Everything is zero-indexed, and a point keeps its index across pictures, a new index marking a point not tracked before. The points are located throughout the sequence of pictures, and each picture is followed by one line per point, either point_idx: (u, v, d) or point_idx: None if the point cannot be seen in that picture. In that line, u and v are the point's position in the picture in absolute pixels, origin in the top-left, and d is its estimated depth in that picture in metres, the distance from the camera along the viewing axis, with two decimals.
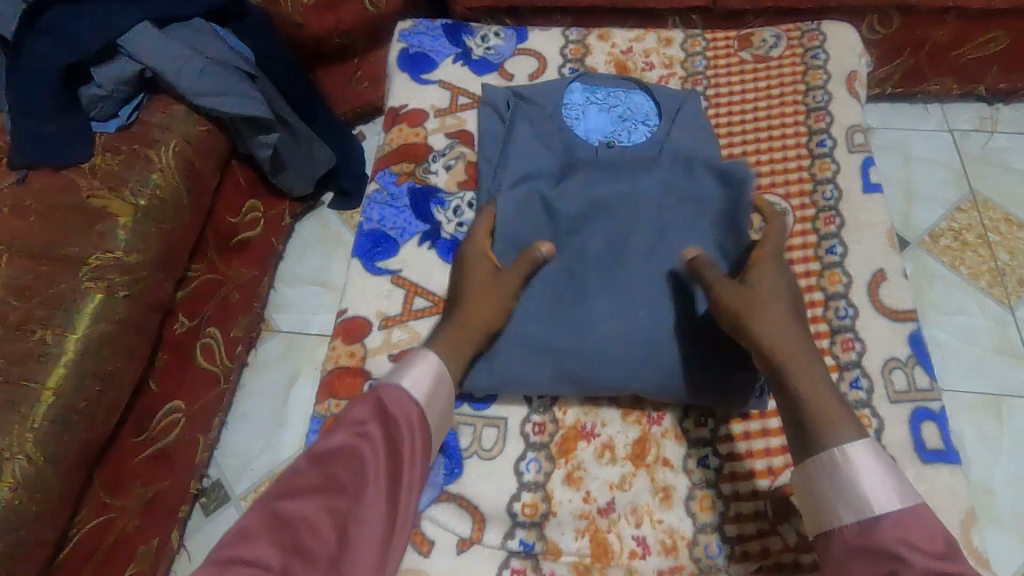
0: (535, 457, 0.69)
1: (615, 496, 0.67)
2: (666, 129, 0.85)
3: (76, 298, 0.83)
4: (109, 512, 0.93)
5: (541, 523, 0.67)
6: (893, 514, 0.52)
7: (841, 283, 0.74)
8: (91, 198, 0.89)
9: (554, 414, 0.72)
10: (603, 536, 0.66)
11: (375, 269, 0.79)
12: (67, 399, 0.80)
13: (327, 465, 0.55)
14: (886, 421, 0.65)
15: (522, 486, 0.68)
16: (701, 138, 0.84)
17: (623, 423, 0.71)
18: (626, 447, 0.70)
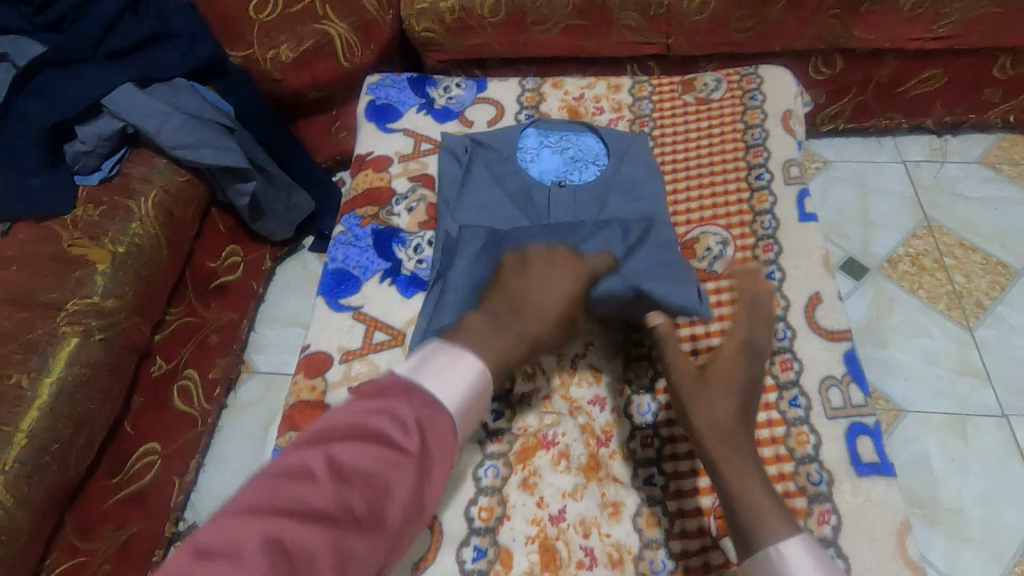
0: (494, 464, 0.73)
1: (567, 504, 0.70)
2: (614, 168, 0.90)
3: (52, 343, 0.87)
4: (78, 556, 0.93)
5: (495, 528, 0.69)
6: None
7: (780, 306, 0.78)
8: (72, 247, 0.94)
9: (515, 428, 0.75)
10: (553, 542, 0.68)
11: (338, 306, 0.84)
12: (40, 441, 0.82)
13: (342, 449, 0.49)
14: (824, 437, 0.68)
15: (480, 491, 0.71)
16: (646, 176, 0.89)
17: (580, 434, 0.74)
18: (581, 458, 0.72)
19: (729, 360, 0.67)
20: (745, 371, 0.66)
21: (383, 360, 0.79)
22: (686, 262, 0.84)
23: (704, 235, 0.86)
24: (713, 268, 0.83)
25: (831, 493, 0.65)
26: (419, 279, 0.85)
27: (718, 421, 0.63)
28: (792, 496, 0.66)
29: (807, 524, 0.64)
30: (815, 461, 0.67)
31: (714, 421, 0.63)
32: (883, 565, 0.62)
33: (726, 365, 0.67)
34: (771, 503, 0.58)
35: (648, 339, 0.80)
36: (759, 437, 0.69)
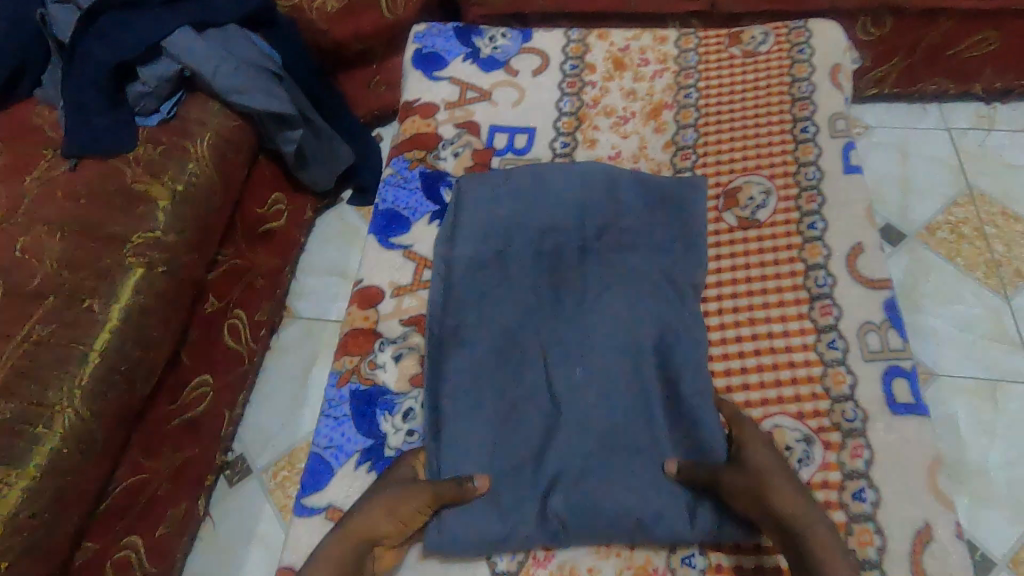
0: None
1: None
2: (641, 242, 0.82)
3: (121, 271, 0.92)
4: (142, 473, 1.00)
5: None
6: None
7: (821, 255, 0.79)
8: (135, 183, 0.99)
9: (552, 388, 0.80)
10: None
11: (389, 245, 0.88)
12: (111, 360, 0.88)
13: None
14: (862, 378, 0.71)
15: None
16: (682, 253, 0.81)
17: None
18: None
19: (758, 446, 0.66)
20: (776, 456, 0.66)
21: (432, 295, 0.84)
22: (729, 210, 0.85)
23: (748, 184, 0.87)
24: (756, 216, 0.84)
25: (864, 429, 0.69)
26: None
27: (767, 482, 0.62)
28: (826, 430, 0.69)
29: (840, 457, 0.68)
30: (851, 399, 0.70)
31: (783, 498, 0.61)
32: (913, 495, 0.65)
33: (758, 451, 0.66)
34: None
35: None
36: (796, 375, 0.73)
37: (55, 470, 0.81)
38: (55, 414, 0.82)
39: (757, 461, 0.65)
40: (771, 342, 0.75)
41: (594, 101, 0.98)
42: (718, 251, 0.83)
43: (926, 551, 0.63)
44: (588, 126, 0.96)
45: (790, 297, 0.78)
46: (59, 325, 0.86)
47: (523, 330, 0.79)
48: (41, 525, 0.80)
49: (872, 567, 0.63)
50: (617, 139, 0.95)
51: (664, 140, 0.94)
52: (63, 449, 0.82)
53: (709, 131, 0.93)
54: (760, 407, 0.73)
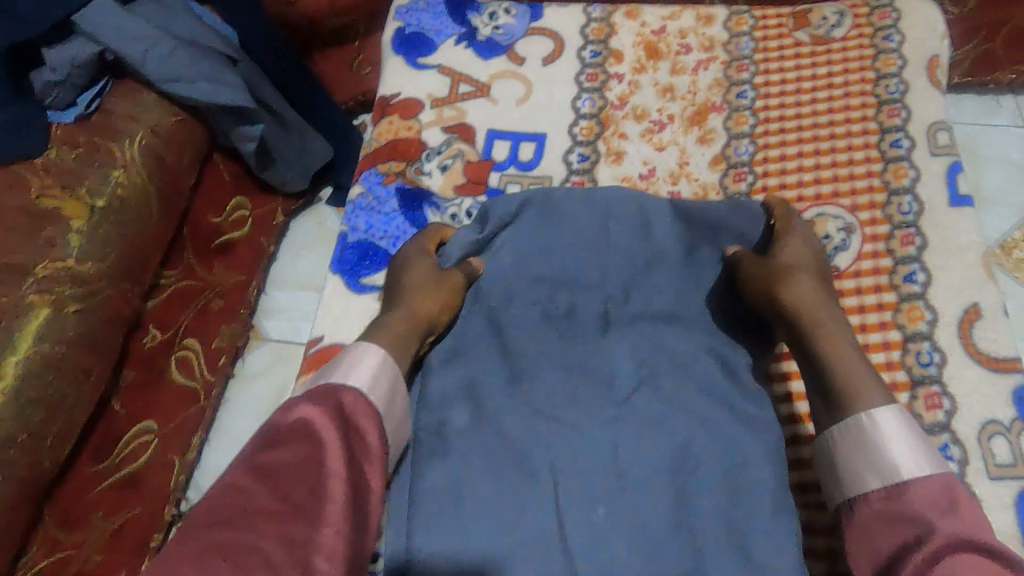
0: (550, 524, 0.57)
1: None
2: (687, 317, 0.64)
3: (17, 314, 0.73)
4: (62, 549, 0.85)
5: None
6: (923, 482, 0.45)
7: (923, 321, 0.60)
8: (41, 198, 0.78)
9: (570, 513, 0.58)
10: None
11: (359, 287, 0.69)
12: (6, 433, 0.70)
13: (274, 481, 0.45)
14: (985, 503, 0.53)
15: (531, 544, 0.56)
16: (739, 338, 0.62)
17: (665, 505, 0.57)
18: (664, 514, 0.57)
19: (795, 241, 0.62)
20: (814, 251, 0.62)
21: None
22: None
23: (822, 217, 0.67)
24: (834, 262, 0.64)
25: None
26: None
27: (792, 283, 0.58)
28: None
29: None
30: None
31: (805, 296, 0.57)
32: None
33: (793, 246, 0.62)
34: (866, 371, 0.51)
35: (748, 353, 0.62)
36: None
37: None
38: None
39: (788, 256, 0.60)
40: None
41: (621, 100, 0.77)
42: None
43: None
44: (614, 133, 0.76)
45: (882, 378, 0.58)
46: None
47: (530, 441, 0.57)
48: None
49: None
50: (650, 152, 0.74)
51: (711, 153, 0.73)
52: None
53: (768, 143, 0.72)
54: None
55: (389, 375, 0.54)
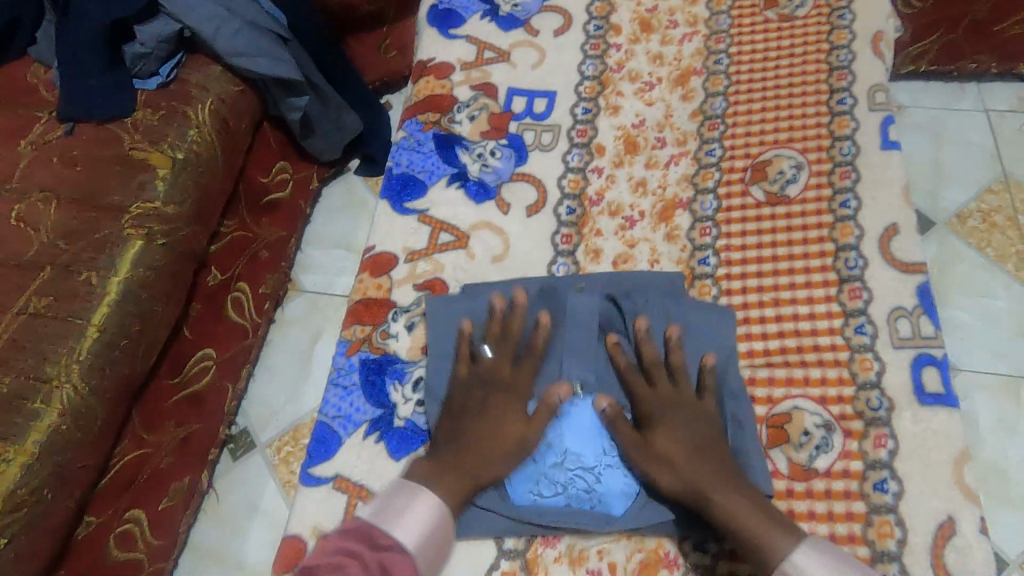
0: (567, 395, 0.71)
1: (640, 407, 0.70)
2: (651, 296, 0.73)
3: (119, 243, 0.89)
4: (143, 448, 1.00)
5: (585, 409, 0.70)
6: None
7: (853, 235, 0.75)
8: (133, 150, 0.95)
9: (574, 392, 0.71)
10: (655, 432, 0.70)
11: (403, 210, 0.85)
12: (111, 335, 0.85)
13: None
14: (889, 366, 0.67)
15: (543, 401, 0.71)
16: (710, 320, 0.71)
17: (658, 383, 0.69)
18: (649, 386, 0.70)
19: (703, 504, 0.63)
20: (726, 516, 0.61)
21: (448, 260, 0.81)
22: (756, 184, 0.80)
23: (777, 157, 0.81)
24: (785, 191, 0.79)
25: (890, 419, 0.65)
26: (485, 185, 0.85)
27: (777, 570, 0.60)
28: (848, 418, 0.66)
29: (862, 445, 0.65)
30: (877, 387, 0.67)
31: None
32: (938, 488, 0.62)
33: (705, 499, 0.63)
34: None
35: (712, 259, 0.77)
36: (822, 359, 0.69)
37: (49, 447, 0.79)
38: (52, 390, 0.80)
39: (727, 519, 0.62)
40: (796, 325, 0.72)
41: (618, 65, 0.92)
42: (743, 226, 0.78)
43: (949, 546, 0.60)
44: (612, 92, 0.90)
45: (818, 278, 0.73)
46: (57, 299, 0.85)
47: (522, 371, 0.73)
48: (41, 502, 0.79)
49: (891, 560, 0.60)
50: (642, 106, 0.88)
51: (691, 108, 0.87)
52: (61, 426, 0.80)
53: (739, 100, 0.87)
54: (784, 386, 0.69)
55: (421, 521, 0.62)
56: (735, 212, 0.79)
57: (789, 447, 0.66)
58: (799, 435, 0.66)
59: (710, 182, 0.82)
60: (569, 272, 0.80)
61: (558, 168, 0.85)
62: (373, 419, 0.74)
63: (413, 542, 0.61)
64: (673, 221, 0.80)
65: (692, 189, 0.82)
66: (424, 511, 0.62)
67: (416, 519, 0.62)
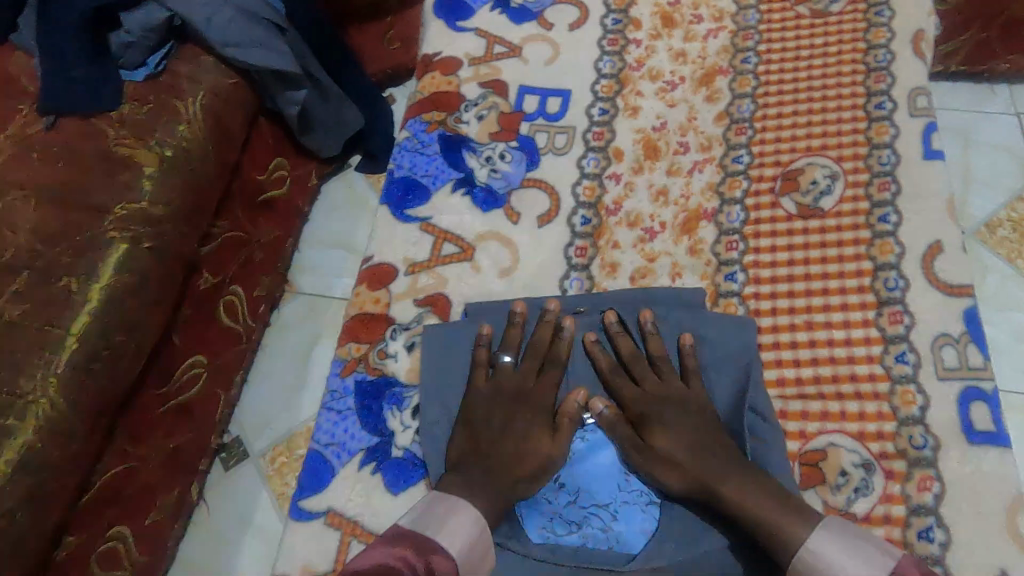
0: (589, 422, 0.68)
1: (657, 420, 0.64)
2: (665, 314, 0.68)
3: (102, 246, 0.84)
4: (128, 461, 0.94)
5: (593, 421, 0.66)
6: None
7: (892, 253, 0.69)
8: (118, 146, 0.89)
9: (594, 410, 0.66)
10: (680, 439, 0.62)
11: (404, 217, 0.79)
12: (91, 346, 0.80)
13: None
14: (932, 399, 0.62)
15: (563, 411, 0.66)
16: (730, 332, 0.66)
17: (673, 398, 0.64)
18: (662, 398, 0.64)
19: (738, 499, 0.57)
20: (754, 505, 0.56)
21: (452, 273, 0.76)
22: (787, 195, 0.74)
23: (811, 166, 0.75)
24: (819, 204, 0.73)
25: (935, 459, 0.60)
26: (494, 191, 0.79)
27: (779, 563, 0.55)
28: (889, 457, 0.60)
29: (905, 488, 0.59)
30: (920, 423, 0.61)
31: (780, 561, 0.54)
32: (988, 537, 0.56)
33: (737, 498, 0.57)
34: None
35: (739, 275, 0.71)
36: (860, 391, 0.64)
37: (23, 467, 0.74)
38: (27, 405, 0.75)
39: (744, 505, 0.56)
40: (830, 351, 0.66)
41: (638, 62, 0.85)
42: (772, 241, 0.72)
43: None
44: (631, 91, 0.83)
45: (855, 301, 0.68)
46: (32, 306, 0.79)
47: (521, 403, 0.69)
48: (13, 526, 0.73)
49: None
50: (663, 108, 0.82)
51: (716, 110, 0.81)
52: (37, 443, 0.75)
53: (768, 103, 0.80)
54: (818, 420, 0.63)
55: (473, 530, 0.56)
56: (764, 225, 0.73)
57: (825, 488, 0.60)
58: (836, 475, 0.60)
59: (738, 191, 0.76)
60: (583, 288, 0.74)
61: (572, 174, 0.79)
62: (369, 448, 0.69)
63: (458, 549, 0.54)
64: (697, 233, 0.74)
65: (718, 199, 0.76)
66: (468, 520, 0.56)
67: (461, 529, 0.56)
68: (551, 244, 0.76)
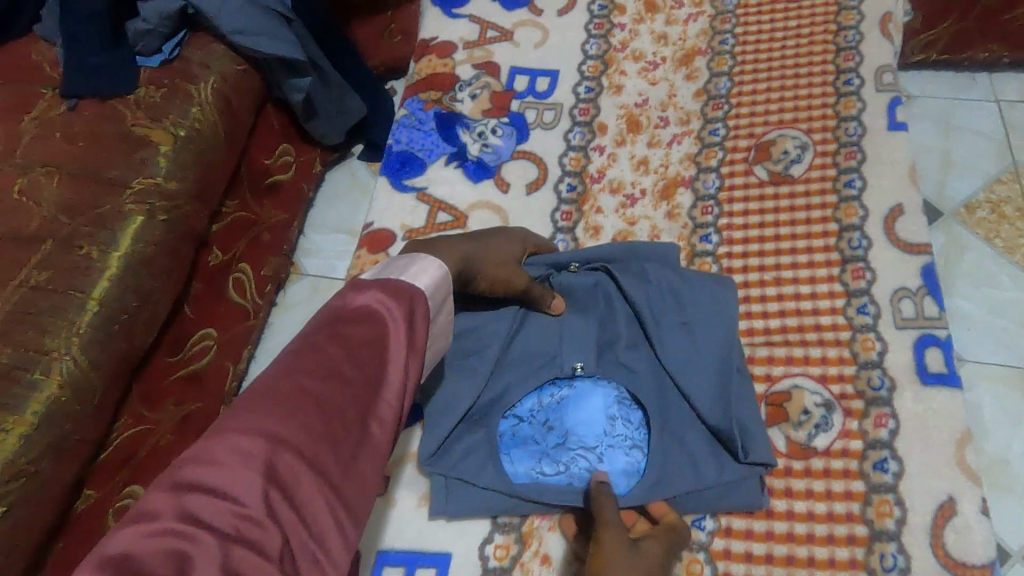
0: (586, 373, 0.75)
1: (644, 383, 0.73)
2: (658, 276, 0.74)
3: (120, 218, 0.89)
4: (142, 424, 1.00)
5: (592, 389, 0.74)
6: None
7: (857, 216, 0.75)
8: (135, 127, 0.95)
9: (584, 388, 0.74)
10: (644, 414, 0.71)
11: (402, 187, 0.85)
12: (110, 309, 0.85)
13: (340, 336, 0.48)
14: (890, 345, 0.69)
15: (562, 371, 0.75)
16: (711, 291, 0.72)
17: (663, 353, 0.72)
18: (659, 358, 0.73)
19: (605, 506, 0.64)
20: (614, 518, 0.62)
21: (446, 238, 0.81)
22: (760, 163, 0.80)
23: (782, 138, 0.81)
24: (789, 171, 0.78)
25: (891, 398, 0.67)
26: (485, 164, 0.85)
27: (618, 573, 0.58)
28: (848, 398, 0.68)
29: (862, 425, 0.67)
30: (878, 366, 0.68)
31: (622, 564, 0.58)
32: (939, 467, 0.64)
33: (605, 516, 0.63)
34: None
35: (714, 236, 0.77)
36: (823, 338, 0.71)
37: (49, 418, 0.79)
38: (52, 361, 0.81)
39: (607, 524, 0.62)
40: (797, 304, 0.73)
41: (622, 45, 0.91)
42: (745, 205, 0.78)
43: (949, 526, 0.62)
44: (615, 71, 0.89)
45: (821, 258, 0.74)
46: (57, 272, 0.85)
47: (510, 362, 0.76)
48: (39, 473, 0.79)
49: (890, 539, 0.62)
50: (645, 86, 0.88)
51: (695, 88, 0.86)
52: (61, 396, 0.80)
53: (744, 80, 0.86)
54: (783, 364, 0.71)
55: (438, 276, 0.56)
56: (738, 191, 0.79)
57: (787, 424, 0.69)
58: (799, 413, 0.69)
59: (713, 161, 0.81)
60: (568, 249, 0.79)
61: (559, 147, 0.84)
62: None
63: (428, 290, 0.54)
64: (675, 199, 0.80)
65: (695, 168, 0.81)
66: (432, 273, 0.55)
67: (425, 273, 0.55)
68: (538, 212, 0.81)
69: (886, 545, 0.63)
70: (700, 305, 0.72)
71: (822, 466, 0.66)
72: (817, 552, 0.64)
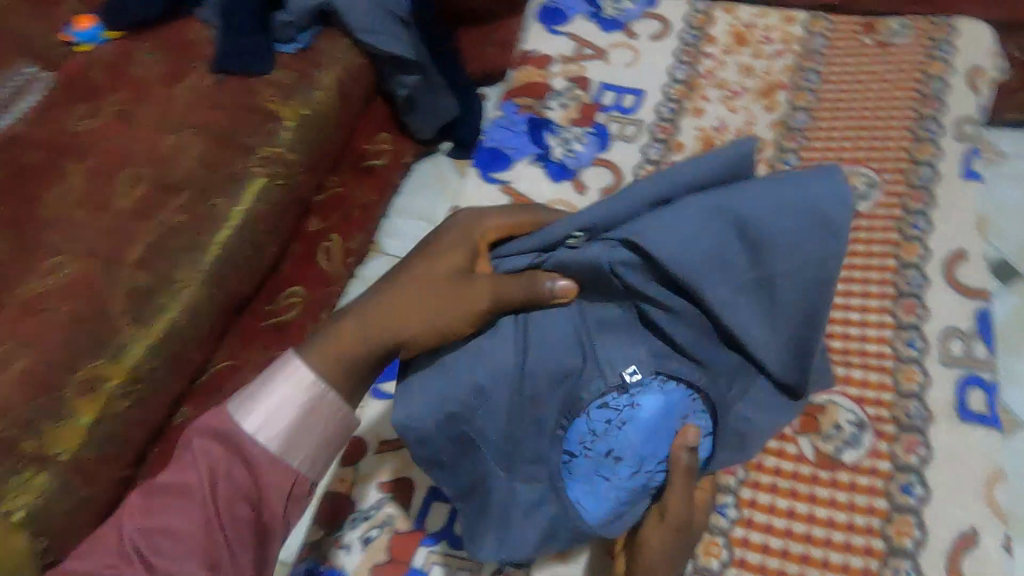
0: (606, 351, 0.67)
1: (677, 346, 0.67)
2: (721, 214, 0.60)
3: (245, 178, 1.04)
4: (234, 359, 1.14)
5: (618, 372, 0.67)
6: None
7: (917, 255, 0.81)
8: (267, 102, 1.10)
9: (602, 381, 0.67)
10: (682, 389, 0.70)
11: (489, 178, 0.94)
12: (227, 254, 1.00)
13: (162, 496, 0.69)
14: (932, 380, 0.76)
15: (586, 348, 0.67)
16: (801, 207, 0.59)
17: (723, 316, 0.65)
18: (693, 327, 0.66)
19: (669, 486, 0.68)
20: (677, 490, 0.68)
21: None
22: None
23: (853, 176, 0.86)
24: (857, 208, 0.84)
25: (925, 426, 0.75)
26: (567, 167, 0.93)
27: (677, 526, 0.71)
28: (882, 421, 0.76)
29: (893, 448, 0.75)
30: (916, 397, 0.76)
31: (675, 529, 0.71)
32: (962, 497, 0.72)
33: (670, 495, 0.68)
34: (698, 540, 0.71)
35: None
36: (868, 362, 0.78)
37: (168, 337, 0.94)
38: (177, 289, 0.96)
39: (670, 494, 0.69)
40: (846, 329, 0.80)
41: (709, 71, 0.97)
42: None
43: (965, 554, 0.70)
44: (699, 94, 0.95)
45: (876, 292, 0.81)
46: (190, 217, 1.00)
47: (487, 408, 0.69)
48: (153, 381, 0.93)
49: (905, 556, 0.70)
50: (725, 112, 0.93)
51: (776, 117, 0.92)
52: (180, 319, 0.95)
53: (824, 116, 0.91)
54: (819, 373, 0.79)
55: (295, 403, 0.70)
56: None
57: (818, 435, 0.77)
58: (832, 427, 0.77)
59: None
60: None
61: (636, 158, 0.92)
62: None
63: (277, 435, 0.69)
64: None
65: None
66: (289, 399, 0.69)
67: (281, 415, 0.69)
68: None
69: (901, 562, 0.70)
70: (782, 234, 0.60)
71: (848, 480, 0.74)
72: (832, 556, 0.72)
